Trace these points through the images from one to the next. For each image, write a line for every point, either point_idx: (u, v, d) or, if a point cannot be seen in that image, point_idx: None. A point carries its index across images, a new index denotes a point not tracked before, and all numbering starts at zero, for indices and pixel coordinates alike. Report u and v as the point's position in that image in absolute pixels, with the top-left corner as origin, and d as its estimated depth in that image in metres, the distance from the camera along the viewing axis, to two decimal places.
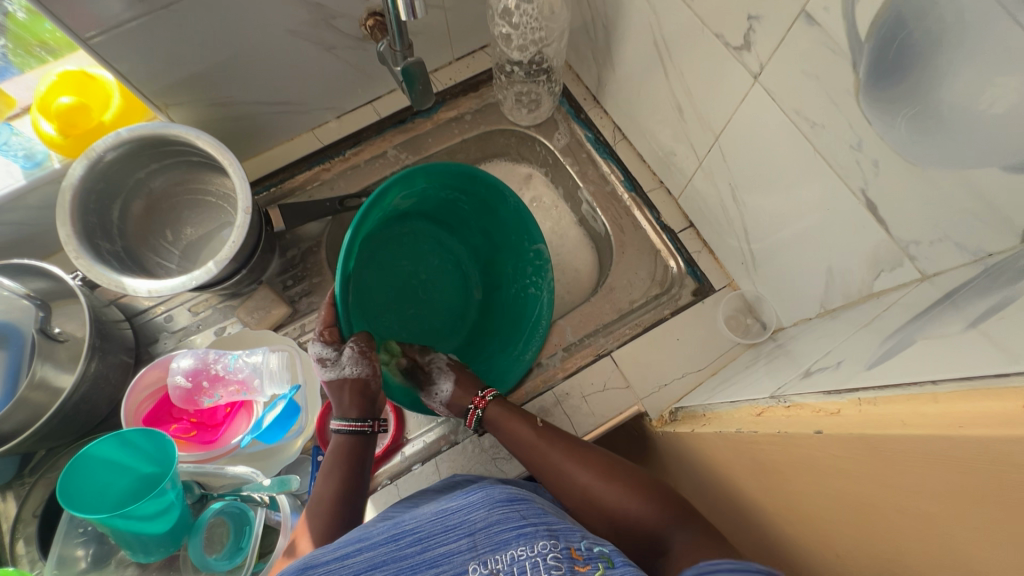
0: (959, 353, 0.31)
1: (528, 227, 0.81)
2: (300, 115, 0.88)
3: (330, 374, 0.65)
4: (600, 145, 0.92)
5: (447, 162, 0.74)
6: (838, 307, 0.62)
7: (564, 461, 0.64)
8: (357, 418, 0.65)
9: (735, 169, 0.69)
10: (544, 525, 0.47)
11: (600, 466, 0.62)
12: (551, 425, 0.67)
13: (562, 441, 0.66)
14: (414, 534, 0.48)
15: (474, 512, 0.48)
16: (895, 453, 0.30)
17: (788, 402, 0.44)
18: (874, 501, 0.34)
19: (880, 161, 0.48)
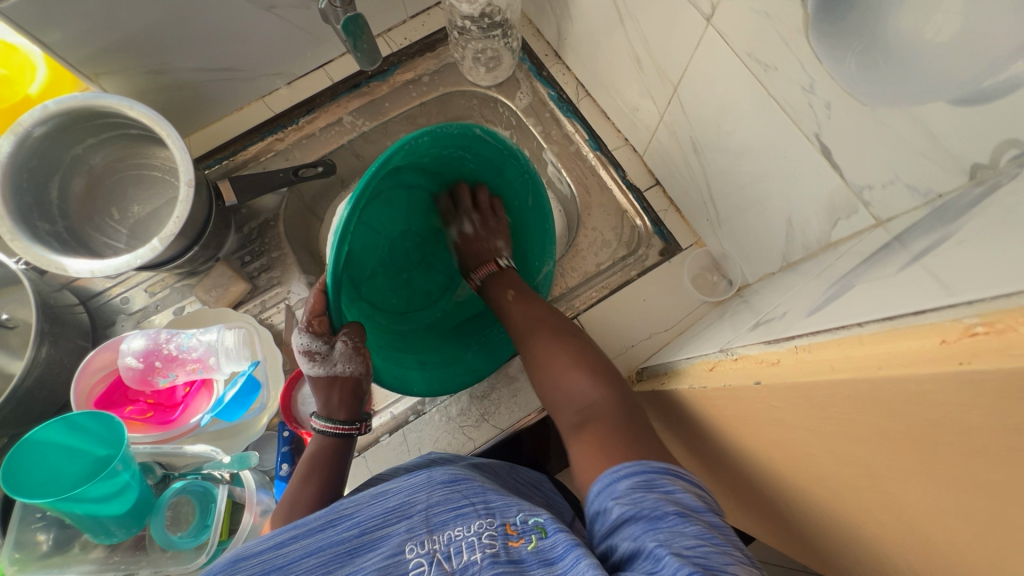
0: (891, 296, 0.29)
1: (536, 188, 0.76)
2: (247, 83, 0.84)
3: (320, 369, 0.61)
4: (563, 103, 0.89)
5: (469, 123, 0.64)
6: (798, 259, 0.60)
7: (529, 328, 0.67)
8: (346, 419, 0.62)
9: (695, 121, 0.66)
10: (482, 503, 0.47)
11: (553, 331, 0.65)
12: (529, 294, 0.71)
13: (540, 319, 0.67)
14: (354, 519, 0.46)
15: (415, 493, 0.48)
16: (822, 399, 0.30)
17: (735, 355, 0.43)
18: (812, 449, 0.33)
19: (832, 103, 0.46)
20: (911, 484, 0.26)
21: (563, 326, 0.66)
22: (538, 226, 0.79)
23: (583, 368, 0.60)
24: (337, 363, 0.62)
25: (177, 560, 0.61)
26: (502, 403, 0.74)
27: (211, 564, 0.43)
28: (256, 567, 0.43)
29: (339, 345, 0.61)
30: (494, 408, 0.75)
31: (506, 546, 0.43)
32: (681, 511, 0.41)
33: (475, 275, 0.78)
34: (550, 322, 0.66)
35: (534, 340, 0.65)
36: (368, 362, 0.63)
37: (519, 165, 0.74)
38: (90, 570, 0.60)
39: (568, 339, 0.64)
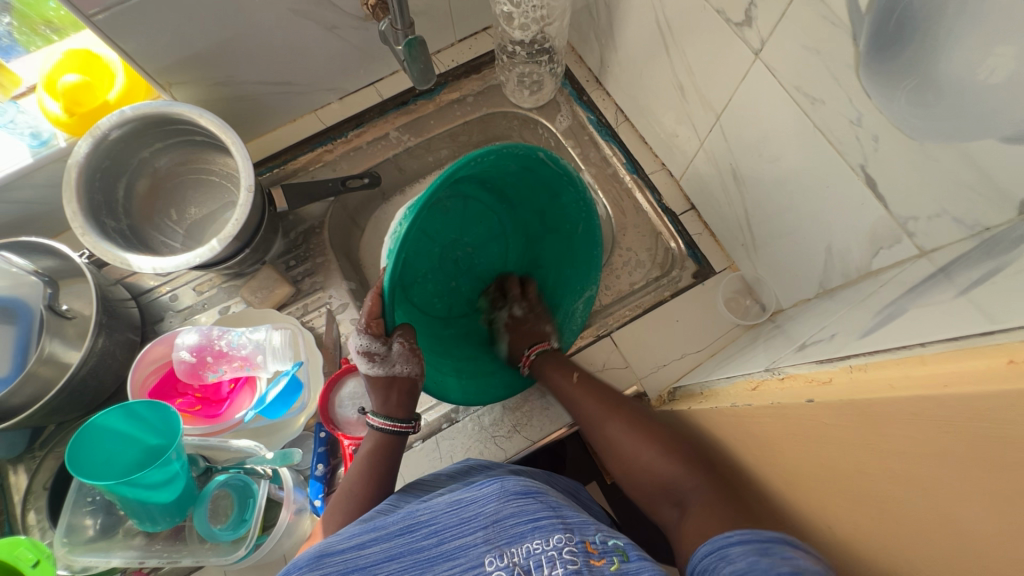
0: (948, 320, 0.31)
1: (590, 216, 0.76)
2: (303, 96, 0.88)
3: (379, 369, 0.66)
4: (602, 127, 0.92)
5: (534, 145, 0.65)
6: (836, 287, 0.62)
7: (602, 412, 0.69)
8: (403, 417, 0.66)
9: (737, 149, 0.69)
10: (558, 518, 0.51)
11: (620, 412, 0.68)
12: (600, 384, 0.71)
13: (613, 405, 0.69)
14: (431, 526, 0.51)
15: (489, 504, 0.52)
16: (881, 416, 0.31)
17: (782, 374, 0.44)
18: (866, 467, 0.34)
19: (879, 136, 0.47)
20: (970, 502, 0.27)
21: (627, 404, 0.69)
22: (587, 248, 0.79)
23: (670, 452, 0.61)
24: (396, 364, 0.66)
25: (217, 551, 0.63)
26: (534, 415, 0.76)
27: (298, 558, 0.48)
28: (339, 564, 0.48)
29: (399, 345, 0.66)
30: (525, 420, 0.76)
31: (587, 564, 0.46)
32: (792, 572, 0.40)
33: (527, 356, 0.79)
34: (630, 411, 0.68)
35: (609, 426, 0.67)
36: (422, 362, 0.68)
37: (577, 193, 0.74)
38: (134, 556, 0.61)
39: (618, 407, 0.68)
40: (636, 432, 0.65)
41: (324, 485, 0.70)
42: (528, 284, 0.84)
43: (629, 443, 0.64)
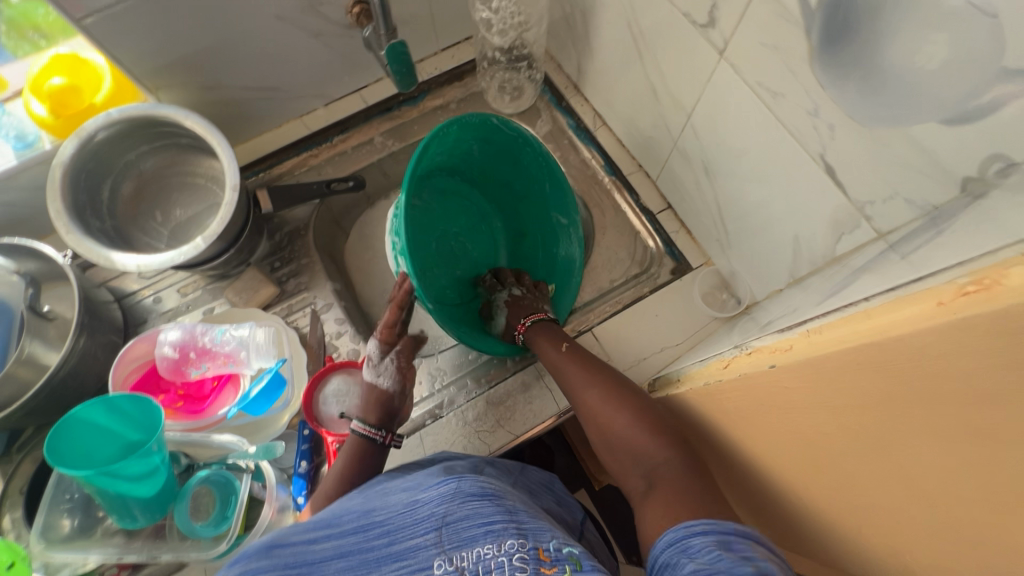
0: (891, 280, 0.33)
1: (552, 170, 0.83)
2: (289, 102, 0.90)
3: (368, 374, 0.71)
4: (580, 131, 0.95)
5: (486, 111, 0.75)
6: (805, 275, 0.64)
7: (582, 383, 0.68)
8: (374, 422, 0.66)
9: (707, 146, 0.72)
10: (513, 522, 0.49)
11: (594, 373, 0.68)
12: (583, 348, 0.72)
13: (593, 371, 0.68)
14: (382, 526, 0.51)
15: (443, 505, 0.51)
16: (834, 370, 0.33)
17: (750, 348, 0.46)
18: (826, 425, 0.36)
19: (835, 125, 0.50)
20: (917, 446, 0.29)
21: (611, 377, 0.68)
22: (559, 200, 0.85)
23: (646, 429, 0.61)
24: (382, 375, 0.70)
25: (198, 547, 0.62)
26: (517, 409, 0.77)
27: (249, 547, 0.48)
28: (287, 557, 0.48)
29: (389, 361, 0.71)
30: (509, 414, 0.77)
31: (537, 571, 0.45)
32: (754, 570, 0.40)
33: (523, 325, 0.77)
34: (603, 378, 0.68)
35: (589, 395, 0.67)
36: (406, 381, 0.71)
37: (534, 149, 0.82)
38: (112, 553, 0.61)
39: (602, 376, 0.68)
40: (611, 406, 0.64)
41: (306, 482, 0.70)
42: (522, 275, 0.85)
43: (609, 413, 0.64)
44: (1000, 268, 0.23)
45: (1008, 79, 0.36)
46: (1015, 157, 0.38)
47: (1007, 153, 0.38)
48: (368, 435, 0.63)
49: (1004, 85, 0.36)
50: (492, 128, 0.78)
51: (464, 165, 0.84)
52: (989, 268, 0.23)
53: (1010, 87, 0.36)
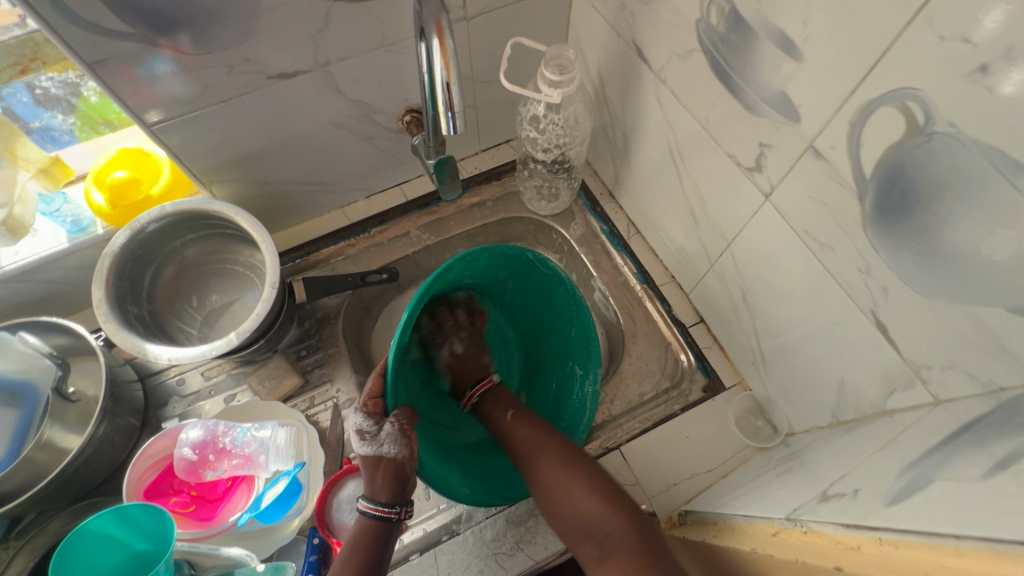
0: (975, 504, 0.31)
1: (580, 318, 0.81)
2: (333, 194, 0.93)
3: (365, 449, 0.63)
4: (614, 237, 0.96)
5: (522, 247, 0.75)
6: (850, 420, 0.61)
7: (544, 450, 0.67)
8: (386, 502, 0.61)
9: (746, 274, 0.71)
10: None
11: (579, 474, 0.65)
12: (528, 412, 0.73)
13: (544, 438, 0.69)
14: None
15: None
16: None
17: (805, 527, 0.43)
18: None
19: (889, 287, 0.50)
20: None
21: (589, 464, 0.66)
22: (582, 348, 0.82)
23: (598, 496, 0.63)
24: (383, 444, 0.63)
25: None
26: (538, 531, 0.72)
27: None
28: None
29: (387, 430, 0.63)
30: (530, 536, 0.72)
31: None
32: None
33: (469, 398, 0.79)
34: (578, 471, 0.65)
35: (541, 456, 0.67)
36: (411, 446, 0.64)
37: (567, 292, 0.81)
38: None
39: (577, 464, 0.66)
40: (571, 472, 0.65)
41: None
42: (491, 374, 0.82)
43: (558, 477, 0.65)
44: None
45: None
46: None
47: None
48: (379, 512, 0.60)
49: None
50: (528, 262, 0.78)
51: (497, 289, 0.86)
52: None
53: None
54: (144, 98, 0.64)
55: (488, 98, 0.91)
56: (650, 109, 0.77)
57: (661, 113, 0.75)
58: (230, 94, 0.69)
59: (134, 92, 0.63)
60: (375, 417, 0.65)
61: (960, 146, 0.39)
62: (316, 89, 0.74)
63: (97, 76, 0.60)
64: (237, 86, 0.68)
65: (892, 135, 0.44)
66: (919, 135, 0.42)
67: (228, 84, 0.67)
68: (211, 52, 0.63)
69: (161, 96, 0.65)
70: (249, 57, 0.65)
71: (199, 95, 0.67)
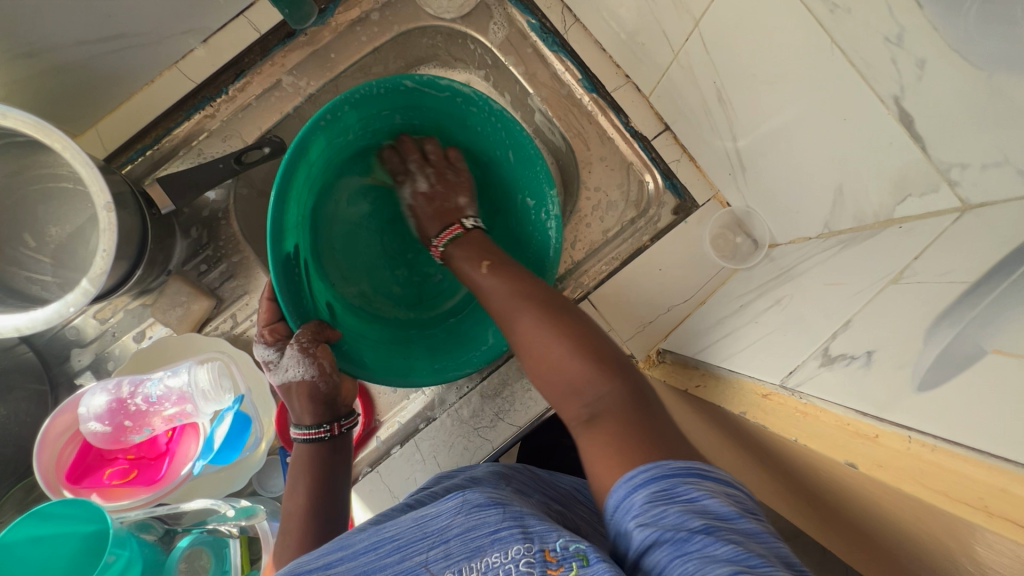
0: None
1: (508, 133, 0.65)
2: (153, 48, 0.66)
3: (275, 380, 0.57)
4: (547, 34, 0.73)
5: (395, 76, 0.58)
6: (844, 232, 0.52)
7: (510, 308, 0.53)
8: (312, 424, 0.56)
9: (722, 63, 0.54)
10: (519, 524, 0.40)
11: (542, 306, 0.52)
12: (507, 261, 0.57)
13: (521, 288, 0.54)
14: (393, 542, 0.42)
15: (450, 516, 0.42)
16: (982, 523, 0.23)
17: (804, 400, 0.36)
18: (938, 539, 0.28)
19: (927, 60, 0.35)
20: None
21: (550, 296, 0.53)
22: (529, 173, 0.66)
23: (563, 341, 0.48)
24: (289, 370, 0.56)
25: None
26: (516, 399, 0.69)
27: None
28: None
29: (285, 359, 0.55)
30: (508, 405, 0.70)
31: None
32: (709, 526, 0.33)
33: (438, 248, 0.64)
34: (529, 303, 0.52)
35: (518, 318, 0.52)
36: (321, 363, 0.56)
37: (486, 107, 0.63)
38: None
39: (562, 320, 0.50)
40: (528, 313, 0.51)
41: None
42: (427, 144, 0.67)
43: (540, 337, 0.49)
44: None
45: None
46: None
47: None
48: (309, 437, 0.56)
49: None
50: (412, 92, 0.61)
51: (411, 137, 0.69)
52: None
53: None
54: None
55: None
56: None
57: None
58: None
59: None
60: (275, 345, 0.58)
61: None
62: None
63: None
64: None
65: None
66: None
67: None
68: None
69: None
70: None
71: None
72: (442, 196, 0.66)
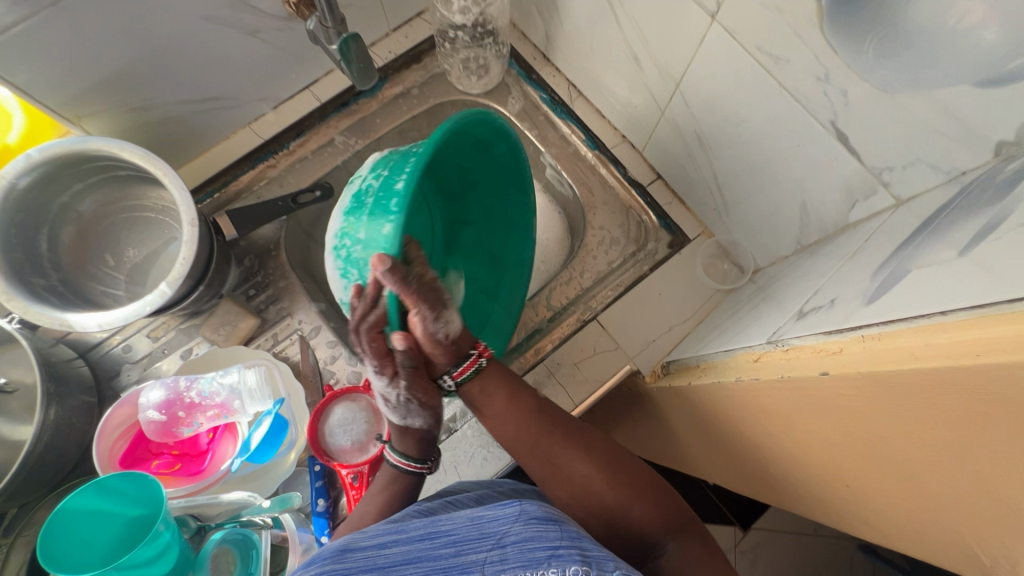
0: (948, 289, 0.31)
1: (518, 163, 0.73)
2: (234, 111, 0.81)
3: (390, 415, 0.56)
4: (556, 105, 0.89)
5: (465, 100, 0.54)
6: (813, 243, 0.62)
7: (546, 435, 0.53)
8: (417, 459, 0.58)
9: (700, 115, 0.67)
10: (578, 548, 0.38)
11: (559, 443, 0.53)
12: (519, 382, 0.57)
13: (547, 423, 0.54)
14: (448, 536, 0.41)
15: (508, 523, 0.40)
16: (910, 388, 0.30)
17: (786, 346, 0.44)
18: (893, 435, 0.34)
19: (848, 91, 0.47)
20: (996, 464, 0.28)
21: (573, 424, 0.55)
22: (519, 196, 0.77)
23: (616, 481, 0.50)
24: (408, 413, 0.56)
25: None
26: None
27: (320, 550, 0.41)
28: (359, 562, 0.40)
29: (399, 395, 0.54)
30: None
31: None
32: None
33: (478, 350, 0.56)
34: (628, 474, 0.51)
35: (553, 450, 0.52)
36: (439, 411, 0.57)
37: (507, 144, 0.70)
38: None
39: (593, 442, 0.54)
40: (573, 457, 0.52)
41: (326, 519, 0.66)
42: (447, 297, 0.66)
43: (584, 472, 0.51)
44: None
45: None
46: None
47: None
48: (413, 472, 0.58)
49: None
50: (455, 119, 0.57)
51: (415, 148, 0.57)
52: None
53: None
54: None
55: None
56: None
57: None
58: None
59: None
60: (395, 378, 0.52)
61: None
62: None
63: None
64: None
65: None
66: None
67: None
68: None
69: None
70: None
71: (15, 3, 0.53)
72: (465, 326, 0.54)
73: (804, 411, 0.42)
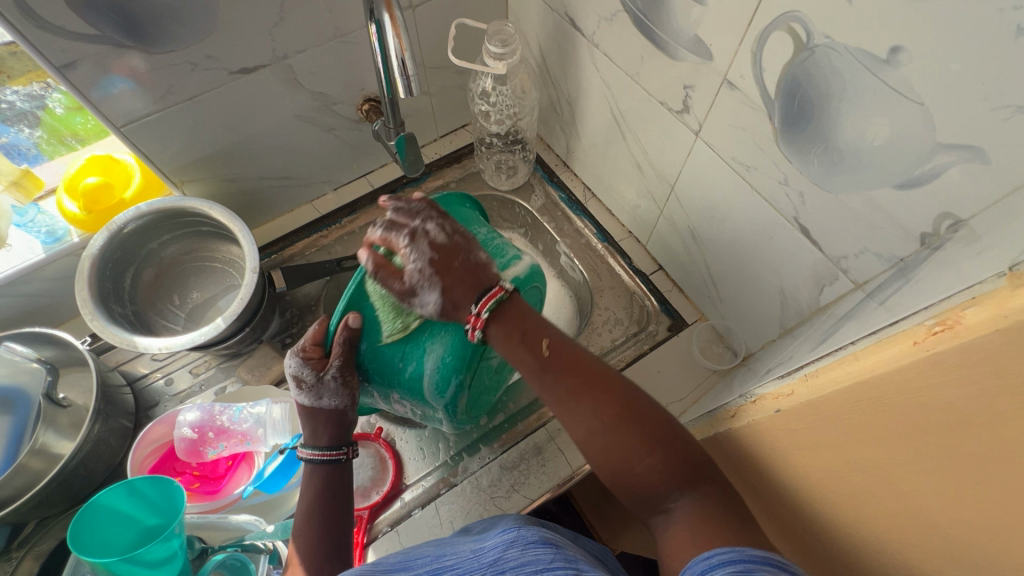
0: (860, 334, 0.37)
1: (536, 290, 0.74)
2: (301, 188, 0.97)
3: (304, 399, 0.59)
4: (572, 203, 1.02)
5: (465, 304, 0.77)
6: (794, 326, 0.69)
7: (569, 397, 0.51)
8: (330, 445, 0.59)
9: (692, 213, 0.78)
10: (573, 567, 0.40)
11: (583, 385, 0.51)
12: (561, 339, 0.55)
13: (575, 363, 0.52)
14: (452, 570, 0.44)
15: (507, 551, 0.43)
16: (839, 414, 0.36)
17: (751, 396, 0.49)
18: (835, 472, 0.38)
19: (804, 192, 0.57)
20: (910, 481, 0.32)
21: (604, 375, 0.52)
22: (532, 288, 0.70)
23: (642, 436, 0.47)
24: (322, 396, 0.59)
25: None
26: (531, 472, 0.77)
27: None
28: None
29: (325, 387, 0.58)
30: (523, 478, 0.77)
31: None
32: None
33: (477, 316, 0.54)
34: (648, 432, 0.48)
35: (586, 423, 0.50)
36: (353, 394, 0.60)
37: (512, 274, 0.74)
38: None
39: (613, 391, 0.50)
40: (584, 404, 0.50)
41: None
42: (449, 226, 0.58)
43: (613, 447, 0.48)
44: (957, 310, 0.27)
45: (943, 151, 0.43)
46: (961, 214, 0.44)
47: (953, 211, 0.45)
48: (327, 459, 0.58)
49: (941, 156, 0.43)
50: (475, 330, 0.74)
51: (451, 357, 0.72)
52: (949, 310, 0.28)
53: (946, 157, 0.43)
54: (101, 101, 0.67)
55: (441, 84, 0.97)
56: (588, 72, 0.83)
57: (598, 75, 0.81)
58: (194, 92, 0.73)
59: (101, 95, 0.67)
60: (312, 364, 0.58)
61: (835, 54, 0.46)
62: (276, 83, 0.78)
63: (65, 79, 0.63)
64: (201, 84, 0.72)
65: (785, 54, 0.51)
66: (804, 53, 0.49)
67: (191, 82, 0.72)
68: (172, 52, 0.67)
69: (129, 96, 0.69)
70: (211, 54, 0.70)
71: (164, 95, 0.71)
72: (462, 250, 0.56)
73: (769, 459, 0.46)
